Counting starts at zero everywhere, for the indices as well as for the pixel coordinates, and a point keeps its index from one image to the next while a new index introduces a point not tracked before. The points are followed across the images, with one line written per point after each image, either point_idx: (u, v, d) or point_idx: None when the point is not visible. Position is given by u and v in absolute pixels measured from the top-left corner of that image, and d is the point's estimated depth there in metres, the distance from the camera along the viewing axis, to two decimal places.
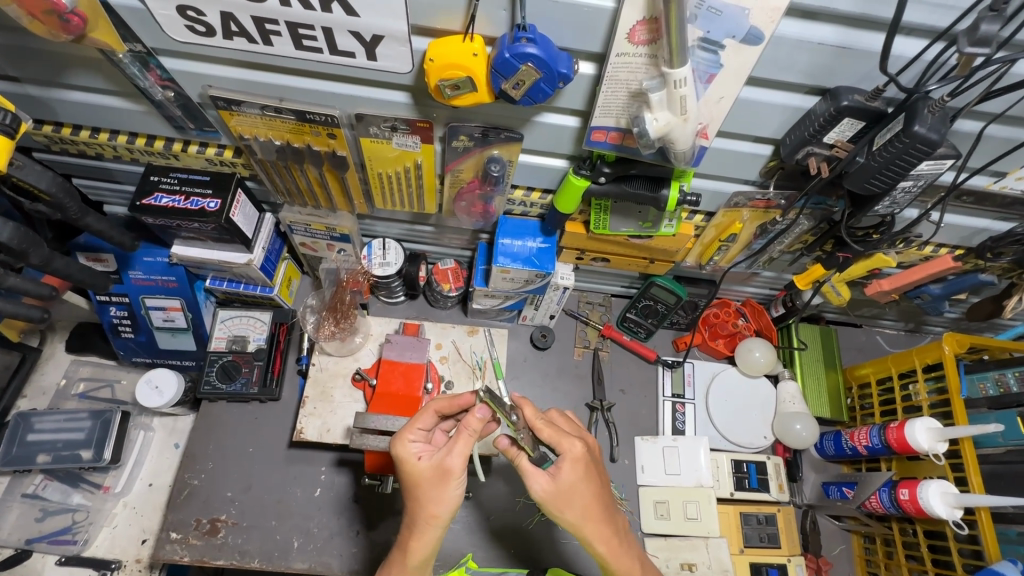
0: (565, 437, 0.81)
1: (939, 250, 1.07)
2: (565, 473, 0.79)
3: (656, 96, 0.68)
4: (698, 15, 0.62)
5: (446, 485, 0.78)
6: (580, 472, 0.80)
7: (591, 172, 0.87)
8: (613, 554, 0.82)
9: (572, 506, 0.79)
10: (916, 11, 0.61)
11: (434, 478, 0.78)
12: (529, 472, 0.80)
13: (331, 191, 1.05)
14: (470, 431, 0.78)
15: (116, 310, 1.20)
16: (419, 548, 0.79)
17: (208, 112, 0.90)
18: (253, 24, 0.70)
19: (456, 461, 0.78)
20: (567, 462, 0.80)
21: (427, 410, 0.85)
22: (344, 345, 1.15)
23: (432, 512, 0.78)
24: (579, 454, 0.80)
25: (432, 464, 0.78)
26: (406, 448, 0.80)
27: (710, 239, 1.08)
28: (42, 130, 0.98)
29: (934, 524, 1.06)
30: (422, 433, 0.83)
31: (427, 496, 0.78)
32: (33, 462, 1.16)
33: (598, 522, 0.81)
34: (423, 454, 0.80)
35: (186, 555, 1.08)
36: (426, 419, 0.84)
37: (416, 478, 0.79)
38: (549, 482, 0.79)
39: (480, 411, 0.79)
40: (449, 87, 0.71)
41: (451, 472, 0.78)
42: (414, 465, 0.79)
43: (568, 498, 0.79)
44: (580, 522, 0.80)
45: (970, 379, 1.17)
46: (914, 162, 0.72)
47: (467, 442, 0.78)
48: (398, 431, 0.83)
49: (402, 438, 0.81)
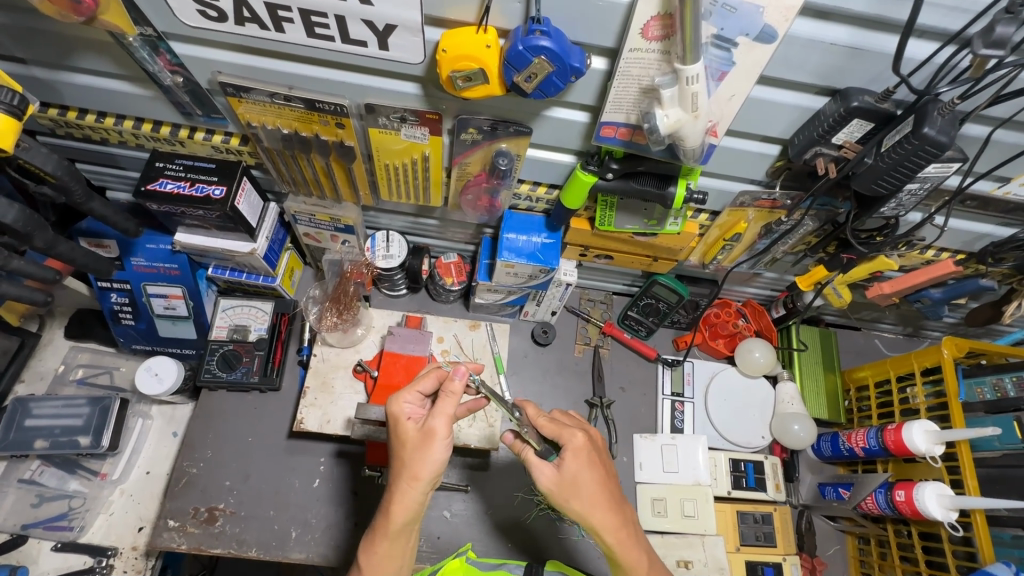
0: (566, 429, 0.83)
1: (941, 254, 1.08)
2: (568, 463, 0.81)
3: (668, 92, 0.68)
4: (713, 11, 0.63)
5: (429, 447, 0.78)
6: (582, 462, 0.81)
7: (598, 168, 0.87)
8: (621, 545, 0.81)
9: (578, 496, 0.80)
10: (929, 14, 0.61)
11: (419, 440, 0.79)
12: (534, 463, 0.83)
13: (336, 181, 1.05)
14: (451, 396, 0.80)
15: (117, 297, 1.19)
16: (401, 511, 0.78)
17: (217, 98, 0.89)
18: (266, 10, 0.70)
19: (439, 423, 0.79)
20: (569, 453, 0.81)
21: (428, 375, 0.86)
22: (346, 337, 1.15)
23: (414, 473, 0.78)
24: (581, 445, 0.81)
25: (419, 427, 0.80)
26: (398, 408, 0.81)
27: (714, 239, 1.08)
28: (47, 113, 0.97)
29: (929, 526, 1.06)
30: (419, 397, 0.84)
31: (411, 456, 0.78)
32: (30, 448, 1.15)
33: (603, 512, 0.80)
34: (412, 416, 0.81)
35: (182, 543, 1.08)
36: (426, 383, 0.85)
37: (403, 438, 0.80)
38: (554, 473, 0.81)
39: (458, 375, 0.81)
40: (460, 79, 0.71)
41: (435, 433, 0.78)
42: (402, 424, 0.80)
43: (572, 488, 0.80)
44: (588, 511, 0.80)
45: (968, 384, 1.17)
46: (922, 165, 0.73)
47: (449, 403, 0.79)
48: (396, 392, 0.84)
49: (397, 398, 0.82)
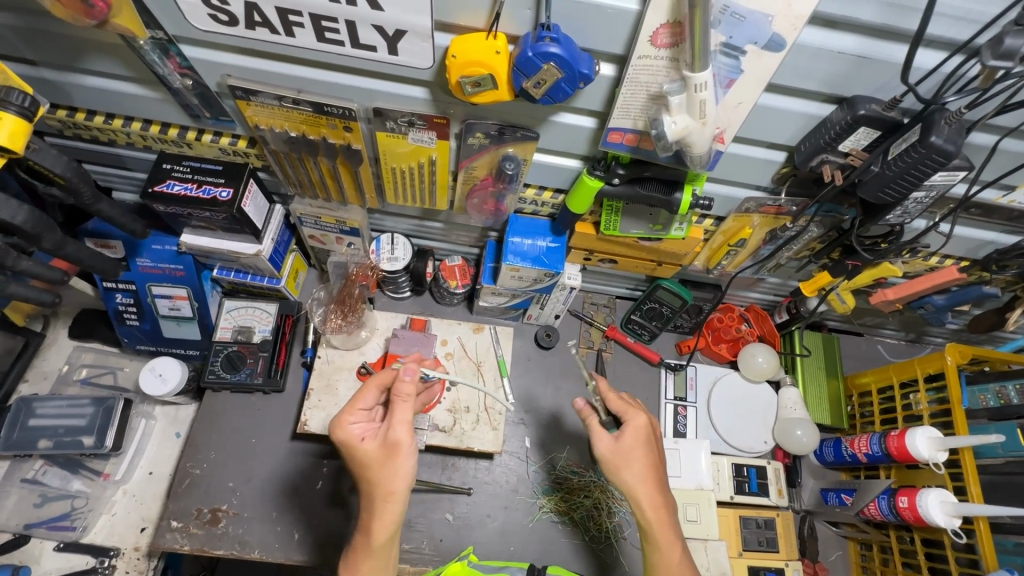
0: (631, 408, 0.87)
1: (945, 261, 1.08)
2: (628, 436, 0.84)
3: (676, 99, 0.68)
4: (721, 20, 0.63)
5: (396, 461, 0.78)
6: (640, 439, 0.85)
7: (605, 173, 0.88)
8: (659, 523, 0.82)
9: (631, 468, 0.83)
10: (937, 25, 0.62)
11: (382, 457, 0.78)
12: (596, 429, 0.86)
13: (343, 184, 1.05)
14: (406, 399, 0.79)
15: (122, 297, 1.20)
16: (382, 529, 0.78)
17: (225, 101, 0.90)
18: (277, 15, 0.71)
19: (401, 433, 0.79)
20: (630, 429, 0.85)
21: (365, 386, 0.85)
22: (350, 339, 1.15)
23: (388, 490, 0.78)
24: (641, 424, 0.86)
25: (378, 444, 0.79)
26: (347, 432, 0.81)
27: (719, 244, 1.08)
28: (56, 114, 0.97)
29: (932, 533, 1.06)
30: (363, 414, 0.84)
31: (378, 474, 0.78)
32: (34, 447, 1.16)
33: (651, 489, 0.82)
34: (365, 436, 0.80)
35: (185, 544, 1.08)
36: (366, 398, 0.84)
37: (365, 460, 0.79)
38: (612, 442, 0.85)
39: (408, 373, 0.80)
40: (469, 85, 0.71)
41: (399, 445, 0.78)
42: (360, 448, 0.79)
43: (628, 459, 0.84)
44: (635, 484, 0.83)
45: (971, 391, 1.17)
46: (928, 173, 0.73)
47: (404, 410, 0.79)
48: (337, 416, 0.83)
49: (341, 422, 0.81)
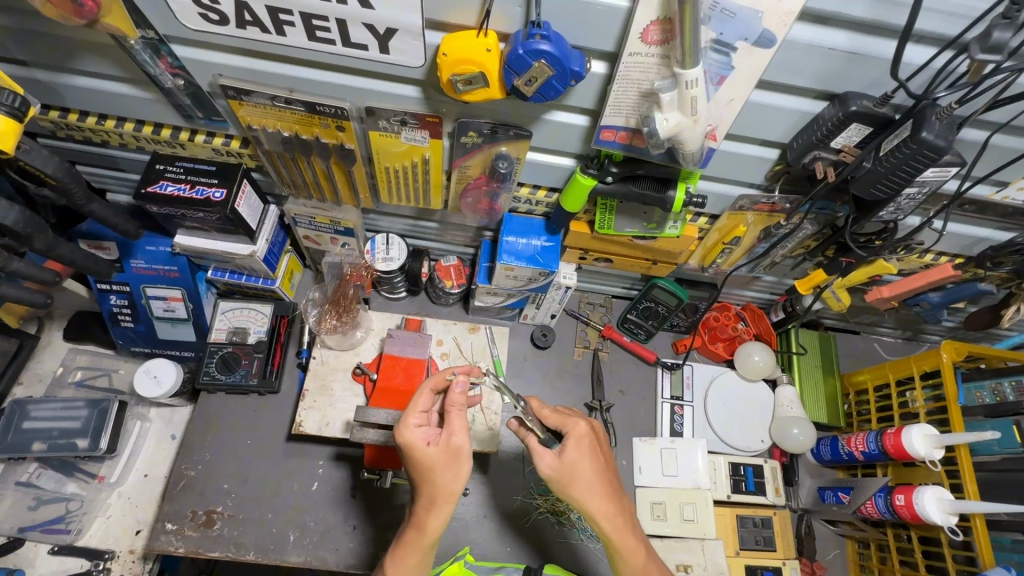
0: (569, 418, 0.85)
1: (940, 258, 1.08)
2: (570, 450, 0.81)
3: (668, 95, 0.68)
4: (711, 16, 0.63)
5: (459, 465, 0.78)
6: (583, 449, 0.82)
7: (598, 171, 0.88)
8: (618, 532, 0.81)
9: (578, 483, 0.80)
10: (926, 20, 0.62)
11: (446, 460, 0.77)
12: (535, 449, 0.83)
13: (336, 184, 1.05)
14: (460, 407, 0.80)
15: (117, 299, 1.19)
16: (435, 524, 0.78)
17: (218, 101, 0.90)
18: (267, 14, 0.71)
19: (462, 439, 0.79)
20: (572, 440, 0.82)
21: (425, 390, 0.83)
22: (345, 340, 1.15)
23: (449, 491, 0.78)
24: (583, 432, 0.84)
25: (440, 448, 0.78)
26: (411, 434, 0.78)
27: (713, 242, 1.08)
28: (48, 115, 0.97)
29: (929, 531, 1.06)
30: (424, 417, 0.81)
31: (442, 477, 0.77)
32: (28, 450, 1.15)
33: (603, 499, 0.81)
34: (430, 441, 0.78)
35: (180, 546, 1.08)
36: (427, 402, 0.82)
37: (426, 464, 0.77)
38: (555, 459, 0.81)
39: (462, 385, 0.80)
40: (460, 82, 0.71)
41: (462, 451, 0.78)
42: (424, 451, 0.77)
43: (572, 475, 0.80)
44: (586, 498, 0.80)
45: (968, 388, 1.17)
46: (920, 169, 0.73)
47: (462, 416, 0.80)
48: (400, 419, 0.80)
49: (405, 424, 0.79)
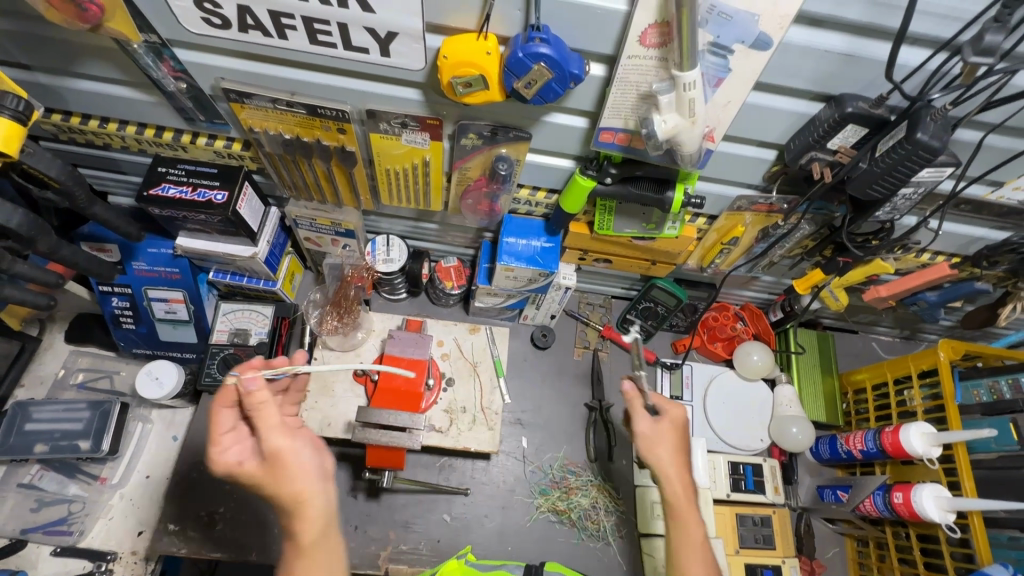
0: (672, 403, 0.95)
1: (936, 257, 1.09)
2: (664, 423, 0.92)
3: (666, 98, 0.69)
4: (708, 19, 0.63)
5: (285, 468, 0.73)
6: (674, 426, 0.92)
7: (597, 172, 0.88)
8: (678, 500, 0.87)
9: (664, 447, 0.90)
10: (921, 23, 0.63)
11: (268, 473, 0.73)
12: (637, 411, 0.92)
13: (337, 186, 1.06)
14: (270, 403, 0.73)
15: (118, 301, 1.20)
16: (308, 531, 0.73)
17: (219, 104, 0.90)
18: (269, 17, 0.71)
19: (276, 439, 0.73)
20: (667, 418, 0.92)
21: (219, 407, 0.75)
22: (346, 340, 1.18)
23: (293, 496, 0.73)
24: (678, 415, 0.93)
25: (265, 458, 0.73)
26: (224, 456, 0.74)
27: (712, 243, 1.09)
28: (51, 119, 0.98)
29: (927, 528, 1.07)
30: (232, 431, 0.76)
31: (274, 486, 0.73)
32: (31, 452, 1.16)
33: (682, 466, 0.89)
34: (242, 459, 0.74)
35: (182, 547, 1.08)
36: (225, 418, 0.75)
37: (254, 478, 0.73)
38: (651, 424, 0.91)
39: (254, 382, 0.71)
40: (460, 85, 0.72)
41: (279, 451, 0.73)
42: (240, 470, 0.73)
43: (653, 441, 0.90)
44: (668, 463, 0.89)
45: (965, 386, 1.18)
46: (915, 169, 0.74)
47: (273, 413, 0.74)
48: (208, 442, 0.75)
49: (215, 450, 0.74)
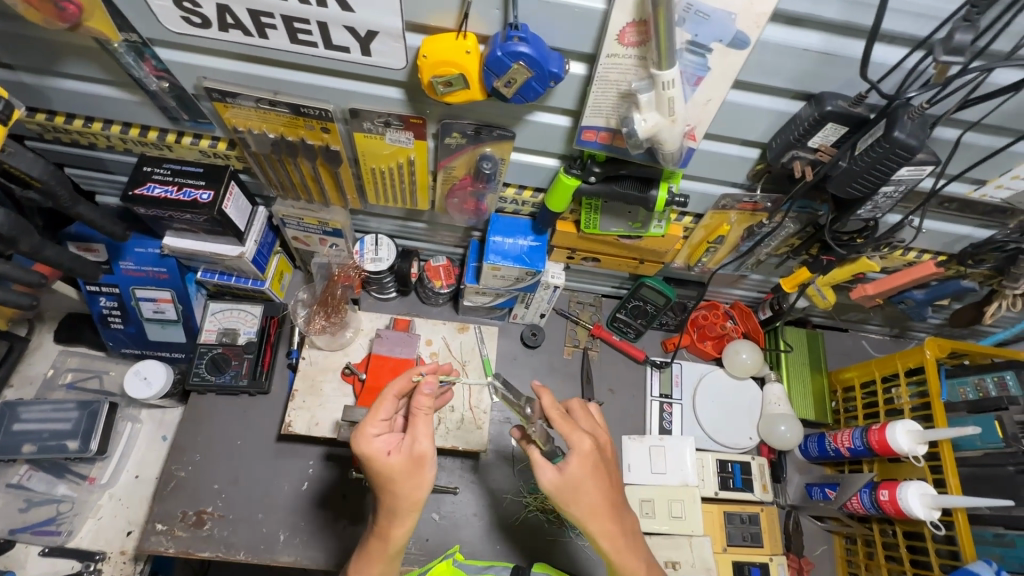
0: (575, 431, 0.82)
1: (922, 255, 1.09)
2: (572, 467, 0.80)
3: (645, 96, 0.69)
4: (686, 18, 0.64)
5: (421, 472, 0.78)
6: (588, 468, 0.80)
7: (581, 171, 0.89)
8: (618, 552, 0.81)
9: (579, 501, 0.80)
10: (896, 21, 0.63)
11: (408, 470, 0.78)
12: (539, 462, 0.81)
13: (324, 185, 1.06)
14: (426, 410, 0.80)
15: (106, 301, 1.20)
16: (401, 534, 0.79)
17: (203, 103, 0.90)
18: (249, 17, 0.71)
19: (425, 445, 0.78)
20: (575, 457, 0.81)
21: (385, 396, 0.82)
22: (334, 340, 1.16)
23: (413, 500, 0.78)
24: (588, 450, 0.81)
25: (404, 456, 0.78)
26: (372, 445, 0.78)
27: (699, 241, 1.09)
28: (35, 118, 0.98)
29: (912, 525, 1.07)
30: (384, 424, 0.81)
31: (404, 487, 0.78)
32: (18, 452, 1.15)
33: (604, 520, 0.81)
34: (390, 449, 0.78)
35: (170, 546, 1.08)
36: (386, 409, 0.81)
37: (389, 473, 0.78)
38: (557, 475, 0.80)
39: (429, 387, 0.80)
40: (441, 84, 0.72)
41: (425, 457, 0.78)
42: (386, 461, 0.77)
43: (573, 493, 0.80)
44: (586, 518, 0.81)
45: (951, 384, 1.17)
46: (894, 168, 0.74)
47: (427, 421, 0.80)
48: (359, 427, 0.80)
49: (365, 435, 0.79)
